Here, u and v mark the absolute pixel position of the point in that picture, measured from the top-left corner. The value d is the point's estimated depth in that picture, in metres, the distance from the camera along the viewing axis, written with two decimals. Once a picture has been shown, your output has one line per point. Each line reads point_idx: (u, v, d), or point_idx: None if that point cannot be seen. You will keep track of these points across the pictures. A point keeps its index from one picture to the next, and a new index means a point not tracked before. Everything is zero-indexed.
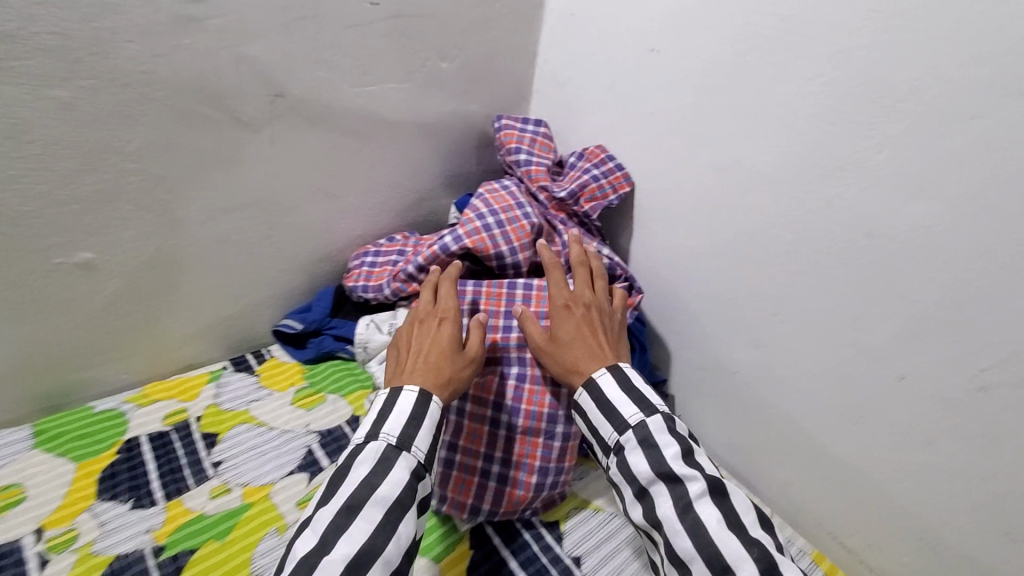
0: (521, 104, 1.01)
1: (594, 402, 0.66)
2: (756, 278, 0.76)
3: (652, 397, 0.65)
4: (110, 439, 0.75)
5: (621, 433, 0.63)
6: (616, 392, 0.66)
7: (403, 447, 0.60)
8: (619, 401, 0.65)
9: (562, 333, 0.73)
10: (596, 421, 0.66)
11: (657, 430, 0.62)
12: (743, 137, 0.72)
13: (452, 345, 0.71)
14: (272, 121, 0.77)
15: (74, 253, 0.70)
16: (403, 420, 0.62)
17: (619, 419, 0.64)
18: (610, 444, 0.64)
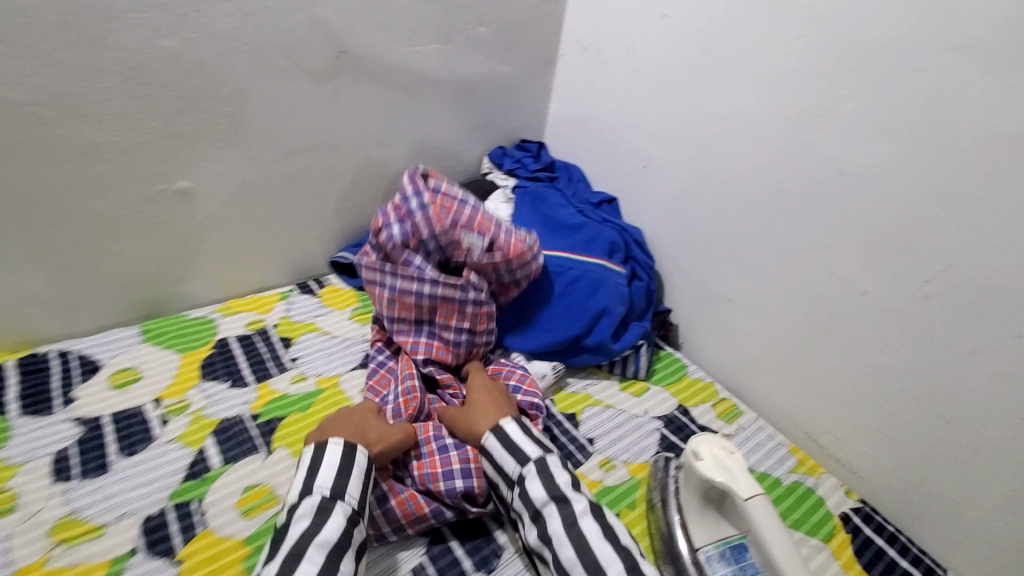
0: (549, 67, 1.13)
1: (499, 445, 0.71)
2: (748, 214, 0.88)
3: (549, 444, 0.73)
4: (205, 338, 0.92)
5: (522, 466, 0.68)
6: (524, 441, 0.71)
7: (337, 496, 0.62)
8: (521, 442, 0.71)
9: (476, 403, 0.78)
10: (500, 460, 0.71)
11: (554, 464, 0.68)
12: (741, 91, 0.85)
13: (371, 414, 0.75)
14: (335, 75, 0.90)
15: (174, 181, 0.85)
16: (336, 471, 0.64)
17: (521, 455, 0.69)
18: (513, 477, 0.69)
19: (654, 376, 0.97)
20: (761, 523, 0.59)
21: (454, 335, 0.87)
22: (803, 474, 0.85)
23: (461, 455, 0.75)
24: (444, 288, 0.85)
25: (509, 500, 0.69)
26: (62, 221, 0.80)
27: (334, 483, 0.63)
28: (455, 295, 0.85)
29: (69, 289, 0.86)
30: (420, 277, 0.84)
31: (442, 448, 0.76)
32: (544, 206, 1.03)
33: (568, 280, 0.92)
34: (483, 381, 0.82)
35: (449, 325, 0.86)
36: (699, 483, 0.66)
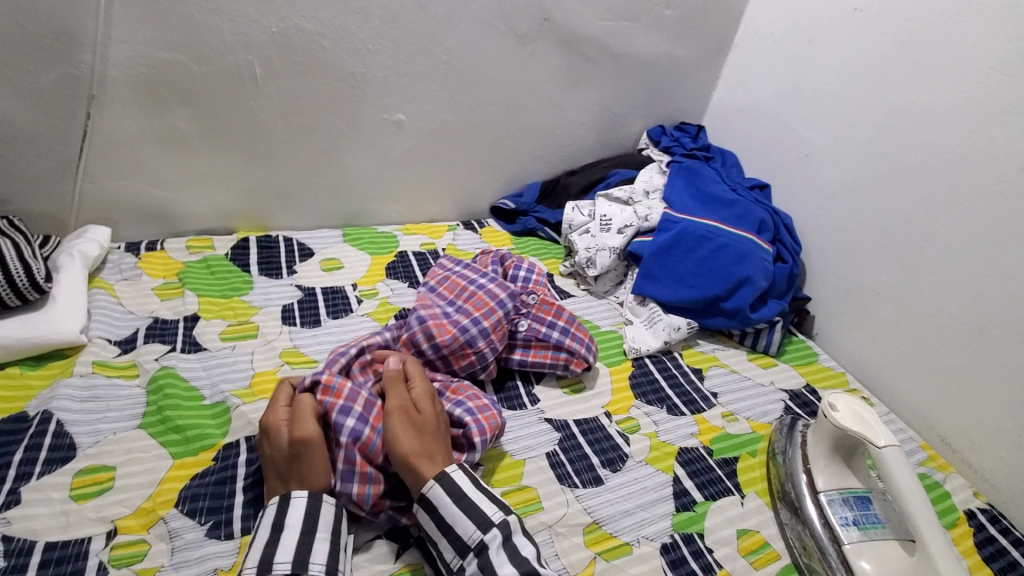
0: (721, 54, 1.22)
1: (453, 501, 0.59)
2: (913, 207, 0.90)
3: (495, 500, 0.61)
4: (390, 248, 1.09)
5: (482, 534, 0.57)
6: (477, 493, 0.60)
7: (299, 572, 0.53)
8: (479, 499, 0.60)
9: (424, 418, 0.65)
10: (447, 519, 0.59)
11: (518, 532, 0.58)
12: (926, 84, 0.87)
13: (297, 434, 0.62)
14: (537, 39, 1.05)
15: (394, 113, 1.04)
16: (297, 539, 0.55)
17: (480, 518, 0.58)
18: (470, 544, 0.57)
19: (784, 355, 1.00)
20: (892, 468, 0.63)
21: (446, 336, 0.77)
22: (931, 468, 0.86)
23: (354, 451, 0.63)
24: (480, 322, 0.79)
25: (456, 568, 0.57)
26: (310, 131, 1.01)
27: (261, 554, 0.54)
28: (481, 326, 0.79)
29: (299, 190, 1.07)
30: (503, 301, 0.82)
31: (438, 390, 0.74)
32: (698, 180, 1.10)
33: (715, 247, 0.98)
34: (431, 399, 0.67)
35: (471, 323, 0.79)
36: (831, 431, 0.71)
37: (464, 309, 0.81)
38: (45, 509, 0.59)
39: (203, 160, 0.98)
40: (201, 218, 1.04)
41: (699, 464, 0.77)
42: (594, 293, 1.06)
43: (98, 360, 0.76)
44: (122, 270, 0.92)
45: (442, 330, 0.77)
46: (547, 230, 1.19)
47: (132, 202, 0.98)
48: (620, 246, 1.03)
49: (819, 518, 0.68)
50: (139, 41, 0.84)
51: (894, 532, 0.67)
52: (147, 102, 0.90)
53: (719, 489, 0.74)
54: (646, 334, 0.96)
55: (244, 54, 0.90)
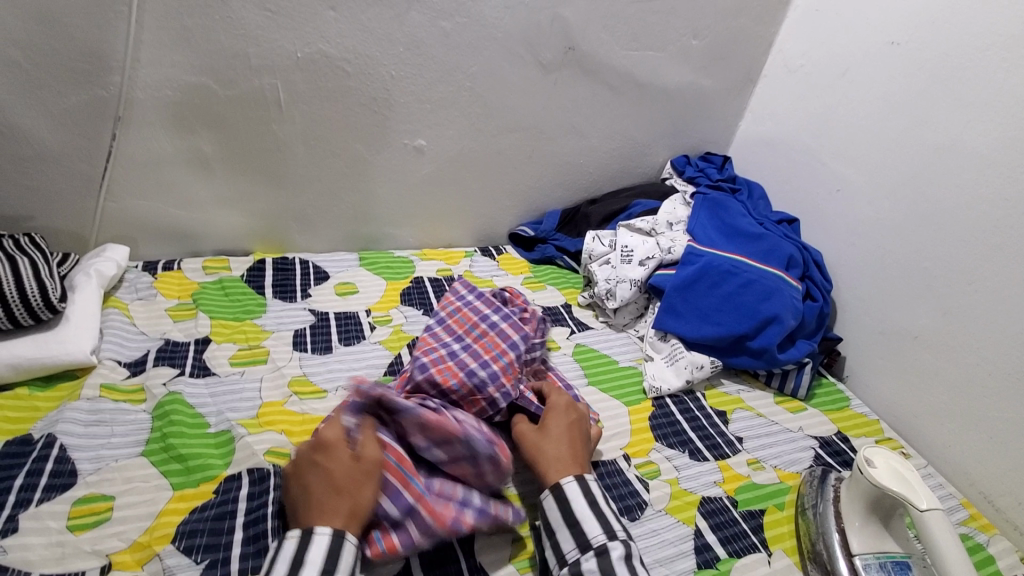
0: (749, 85, 1.20)
1: (587, 503, 0.60)
2: (954, 249, 0.85)
3: (615, 520, 0.60)
4: (405, 273, 1.08)
5: (582, 552, 0.57)
6: (588, 512, 0.60)
7: None
8: (585, 517, 0.59)
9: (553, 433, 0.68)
10: (577, 516, 0.60)
11: (618, 560, 0.56)
12: (966, 120, 0.84)
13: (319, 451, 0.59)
14: (561, 67, 1.04)
15: (415, 138, 1.03)
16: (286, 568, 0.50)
17: (582, 537, 0.58)
18: (591, 545, 0.57)
19: (813, 399, 0.95)
20: (936, 537, 0.57)
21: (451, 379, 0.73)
22: (973, 529, 0.79)
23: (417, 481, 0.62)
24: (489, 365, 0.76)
25: (572, 560, 0.57)
26: (331, 155, 1.01)
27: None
28: (493, 373, 0.75)
29: (318, 213, 1.07)
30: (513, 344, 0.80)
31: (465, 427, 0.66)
32: (723, 213, 1.07)
33: (741, 282, 0.95)
34: (566, 414, 0.71)
35: (479, 367, 0.75)
36: (867, 489, 0.66)
37: (472, 349, 0.79)
38: (39, 540, 0.57)
39: (225, 182, 0.98)
40: (219, 239, 1.04)
41: (723, 516, 0.72)
42: (613, 326, 1.03)
43: (106, 382, 0.75)
44: (137, 289, 0.92)
45: (447, 373, 0.73)
46: (566, 259, 1.16)
47: (151, 221, 0.99)
48: (642, 278, 1.00)
49: None
50: (166, 65, 0.85)
51: None
52: (172, 124, 0.90)
53: (745, 545, 0.69)
54: (667, 371, 0.92)
55: (270, 78, 0.91)
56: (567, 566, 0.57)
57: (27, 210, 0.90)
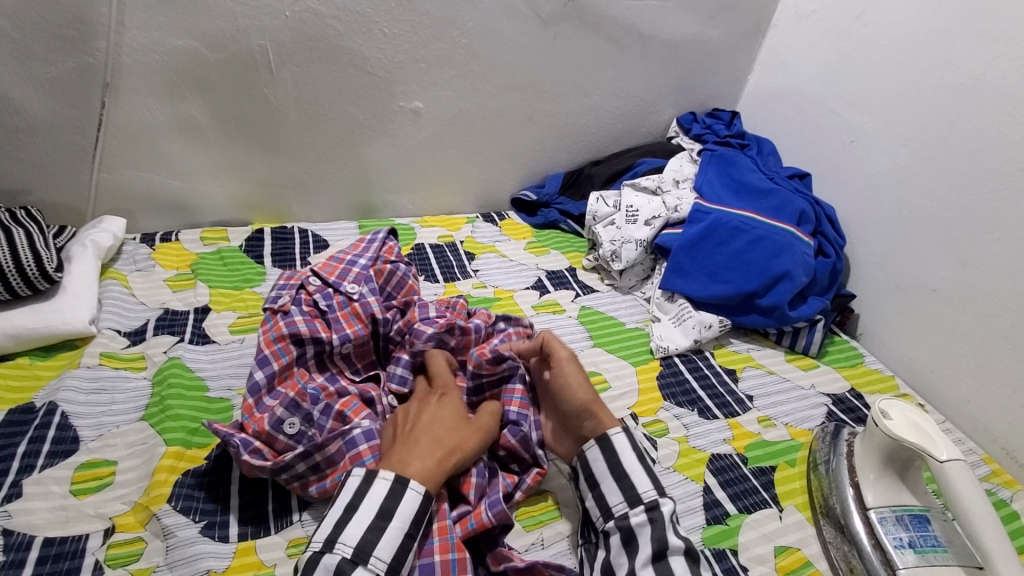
0: (757, 36, 1.15)
1: (636, 457, 0.60)
2: (977, 196, 0.82)
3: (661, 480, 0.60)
4: (406, 240, 1.06)
5: (630, 506, 0.57)
6: (637, 466, 0.59)
7: (359, 561, 0.48)
8: (635, 470, 0.59)
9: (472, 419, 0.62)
10: (631, 467, 0.59)
11: (666, 516, 0.55)
12: (991, 59, 0.80)
13: (432, 408, 0.62)
14: (561, 20, 1.00)
15: (411, 101, 1.00)
16: (366, 520, 0.50)
17: (631, 492, 0.57)
18: (643, 498, 0.57)
19: (826, 356, 0.92)
20: (959, 488, 0.56)
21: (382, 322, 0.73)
22: (995, 484, 0.77)
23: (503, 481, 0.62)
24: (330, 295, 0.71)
25: (619, 513, 0.57)
26: (326, 120, 0.98)
27: (357, 541, 0.49)
28: (357, 278, 0.74)
29: (316, 181, 1.05)
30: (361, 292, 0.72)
31: (350, 440, 0.61)
32: (732, 169, 1.03)
33: (752, 239, 0.92)
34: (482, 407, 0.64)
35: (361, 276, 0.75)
36: (884, 442, 0.64)
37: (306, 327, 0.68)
38: (42, 505, 0.57)
39: (218, 151, 0.96)
40: (216, 210, 1.03)
41: (732, 473, 0.71)
42: (619, 288, 1.01)
43: (106, 351, 0.75)
44: (136, 261, 0.91)
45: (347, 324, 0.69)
46: (569, 222, 1.14)
47: (147, 193, 0.97)
48: (648, 238, 0.97)
49: (870, 539, 0.62)
50: (153, 28, 0.83)
51: (958, 558, 0.60)
52: (162, 91, 0.88)
53: (755, 501, 0.68)
54: (674, 332, 0.90)
55: (259, 39, 0.88)
56: (613, 518, 0.57)
57: (22, 183, 0.89)
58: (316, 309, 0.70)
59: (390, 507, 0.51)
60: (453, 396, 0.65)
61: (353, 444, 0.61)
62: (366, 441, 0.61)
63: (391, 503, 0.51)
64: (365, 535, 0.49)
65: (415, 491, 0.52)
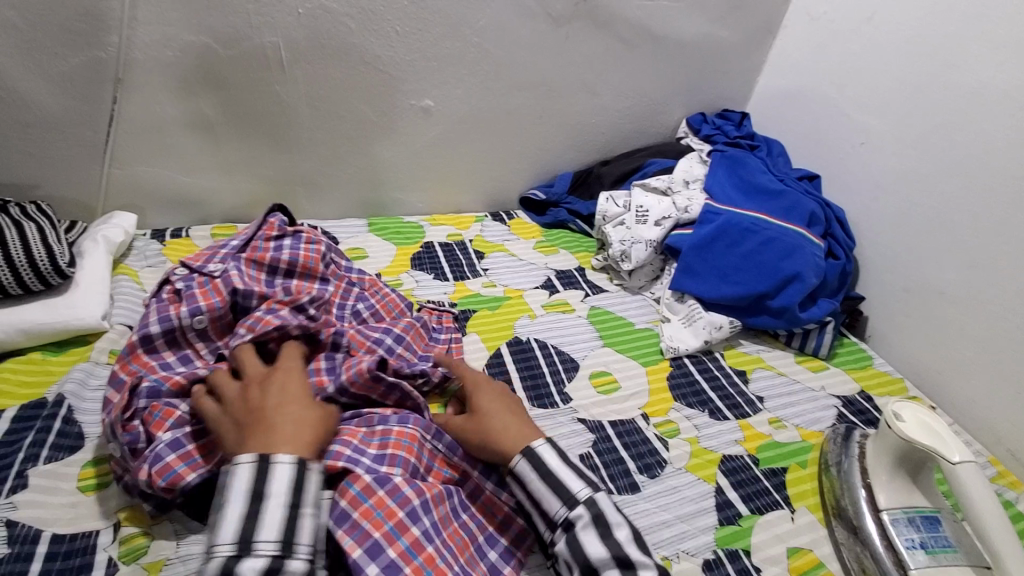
0: (768, 37, 1.15)
1: (538, 478, 0.55)
2: (987, 199, 0.82)
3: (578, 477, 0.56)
4: (415, 238, 1.06)
5: (553, 531, 0.55)
6: (544, 486, 0.55)
7: (243, 552, 0.45)
8: (543, 493, 0.55)
9: (277, 374, 0.59)
10: (536, 493, 0.56)
11: (582, 530, 0.53)
12: (1004, 61, 0.79)
13: (275, 381, 0.58)
14: (572, 20, 1.00)
15: (421, 99, 1.00)
16: (241, 506, 0.47)
17: (548, 516, 0.55)
18: (555, 521, 0.54)
19: (835, 358, 0.92)
20: (971, 491, 0.56)
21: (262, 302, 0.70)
22: (1002, 486, 0.77)
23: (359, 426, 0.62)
24: (195, 278, 0.71)
25: (547, 542, 0.55)
26: (335, 117, 0.98)
27: (238, 531, 0.46)
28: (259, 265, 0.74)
29: (325, 178, 1.04)
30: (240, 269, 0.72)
31: (155, 456, 0.56)
32: (742, 170, 1.03)
33: (762, 240, 0.92)
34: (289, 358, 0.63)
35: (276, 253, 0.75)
36: (896, 444, 0.64)
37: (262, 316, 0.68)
38: (53, 499, 0.57)
39: (228, 147, 0.96)
40: (225, 206, 1.03)
41: (744, 474, 0.71)
42: (628, 289, 1.01)
43: (116, 347, 0.75)
44: (146, 257, 0.91)
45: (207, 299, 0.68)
46: (579, 222, 1.14)
47: (157, 190, 0.97)
48: (658, 239, 0.97)
49: (881, 539, 0.62)
50: (164, 23, 0.83)
51: (967, 558, 0.60)
52: (173, 87, 0.88)
53: (767, 502, 0.68)
54: (684, 332, 0.90)
55: (270, 36, 0.88)
56: (546, 545, 0.55)
57: (32, 178, 0.89)
58: (177, 294, 0.70)
59: (261, 488, 0.47)
60: (300, 371, 0.61)
61: (159, 458, 0.56)
62: (174, 451, 0.57)
63: (259, 482, 0.47)
64: (241, 525, 0.46)
65: (284, 463, 0.49)
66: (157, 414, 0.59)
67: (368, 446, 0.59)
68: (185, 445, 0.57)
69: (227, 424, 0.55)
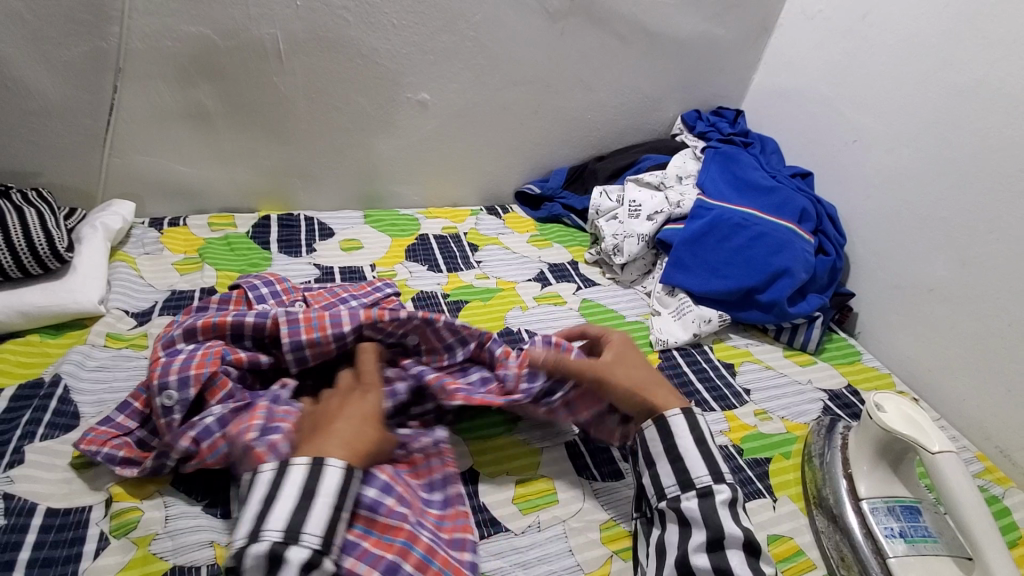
0: (764, 35, 1.16)
1: (694, 441, 0.58)
2: (976, 196, 0.83)
3: (722, 462, 0.58)
4: (410, 230, 1.07)
5: (683, 490, 0.56)
6: (692, 450, 0.57)
7: (292, 540, 0.45)
8: (690, 455, 0.57)
9: (342, 396, 0.58)
10: (686, 452, 0.57)
11: (721, 505, 0.54)
12: (995, 60, 0.80)
13: (356, 395, 0.59)
14: (568, 16, 1.01)
15: (419, 93, 1.01)
16: (292, 501, 0.47)
17: (685, 476, 0.57)
18: (694, 484, 0.56)
19: (824, 353, 0.93)
20: (950, 480, 0.57)
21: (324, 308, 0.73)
22: (987, 481, 0.78)
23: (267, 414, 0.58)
24: (273, 284, 0.75)
25: (671, 495, 0.56)
26: (333, 110, 0.99)
27: (288, 520, 0.46)
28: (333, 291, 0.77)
29: (322, 170, 1.06)
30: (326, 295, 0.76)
31: (203, 429, 0.58)
32: (735, 166, 1.04)
33: (752, 235, 0.93)
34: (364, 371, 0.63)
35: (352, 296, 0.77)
36: (876, 434, 0.65)
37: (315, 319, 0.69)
38: (45, 474, 0.58)
39: (227, 138, 0.98)
40: (223, 196, 1.04)
41: (727, 464, 0.72)
42: (620, 282, 1.02)
43: (112, 331, 0.76)
44: (145, 244, 0.92)
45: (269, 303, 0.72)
46: (573, 217, 1.15)
47: (157, 179, 0.98)
48: (650, 233, 0.98)
49: (860, 528, 0.62)
50: (166, 14, 0.84)
51: (947, 549, 0.60)
52: (173, 77, 0.90)
53: (749, 491, 0.69)
54: (674, 325, 0.91)
55: (269, 28, 0.89)
56: (664, 498, 0.57)
57: (33, 165, 0.90)
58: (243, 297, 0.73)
59: (314, 485, 0.48)
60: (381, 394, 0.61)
61: (208, 433, 0.58)
62: (221, 429, 0.58)
63: (313, 481, 0.48)
64: (291, 517, 0.46)
65: (335, 466, 0.49)
66: (218, 385, 0.61)
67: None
68: (229, 423, 0.59)
69: (307, 416, 0.58)
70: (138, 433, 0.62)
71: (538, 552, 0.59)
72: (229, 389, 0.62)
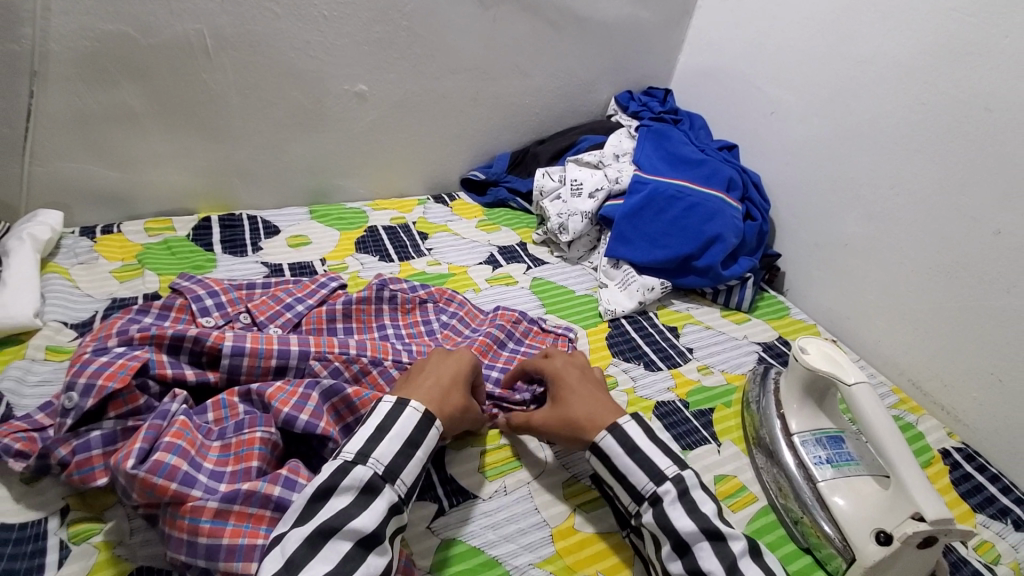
0: (685, 17, 1.23)
1: (626, 454, 0.59)
2: (877, 157, 0.91)
3: (659, 457, 0.58)
4: (358, 223, 1.07)
5: (638, 504, 0.58)
6: (631, 464, 0.58)
7: (388, 479, 0.54)
8: (630, 469, 0.58)
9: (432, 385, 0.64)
10: (623, 466, 0.59)
11: (671, 505, 0.56)
12: (885, 32, 0.89)
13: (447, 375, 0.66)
14: (499, 3, 1.03)
15: (356, 84, 1.01)
16: (366, 434, 0.55)
17: (634, 490, 0.58)
18: (644, 495, 0.57)
19: (756, 311, 1.01)
20: (863, 407, 0.63)
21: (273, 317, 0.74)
22: (903, 411, 0.87)
23: (152, 436, 0.54)
24: (218, 295, 0.75)
25: (634, 512, 0.58)
26: (269, 105, 0.98)
27: (361, 445, 0.54)
28: (282, 299, 0.77)
29: (262, 167, 1.04)
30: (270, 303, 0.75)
31: (84, 441, 0.56)
32: (667, 143, 1.10)
33: (687, 205, 0.99)
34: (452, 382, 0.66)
35: (296, 301, 0.77)
36: (802, 374, 0.72)
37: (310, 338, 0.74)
38: None
39: (159, 139, 0.95)
40: (158, 200, 1.01)
41: (675, 417, 0.77)
42: (568, 260, 1.06)
43: (52, 344, 0.73)
44: (77, 254, 0.89)
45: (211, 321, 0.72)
46: (518, 200, 1.18)
47: (84, 186, 0.94)
48: (592, 211, 1.02)
49: (794, 459, 0.69)
50: (82, 12, 0.81)
51: (868, 469, 0.67)
52: (93, 78, 0.86)
53: (696, 439, 0.75)
54: (620, 295, 0.96)
55: (195, 23, 0.87)
56: (632, 515, 0.59)
57: None
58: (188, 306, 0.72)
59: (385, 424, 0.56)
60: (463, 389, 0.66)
61: (86, 447, 0.56)
62: (103, 445, 0.57)
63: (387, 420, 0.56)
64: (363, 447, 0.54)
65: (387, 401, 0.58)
66: (124, 396, 0.58)
67: (205, 461, 0.55)
68: (116, 442, 0.57)
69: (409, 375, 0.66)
70: (49, 429, 0.59)
71: (506, 513, 0.63)
72: (136, 405, 0.58)
